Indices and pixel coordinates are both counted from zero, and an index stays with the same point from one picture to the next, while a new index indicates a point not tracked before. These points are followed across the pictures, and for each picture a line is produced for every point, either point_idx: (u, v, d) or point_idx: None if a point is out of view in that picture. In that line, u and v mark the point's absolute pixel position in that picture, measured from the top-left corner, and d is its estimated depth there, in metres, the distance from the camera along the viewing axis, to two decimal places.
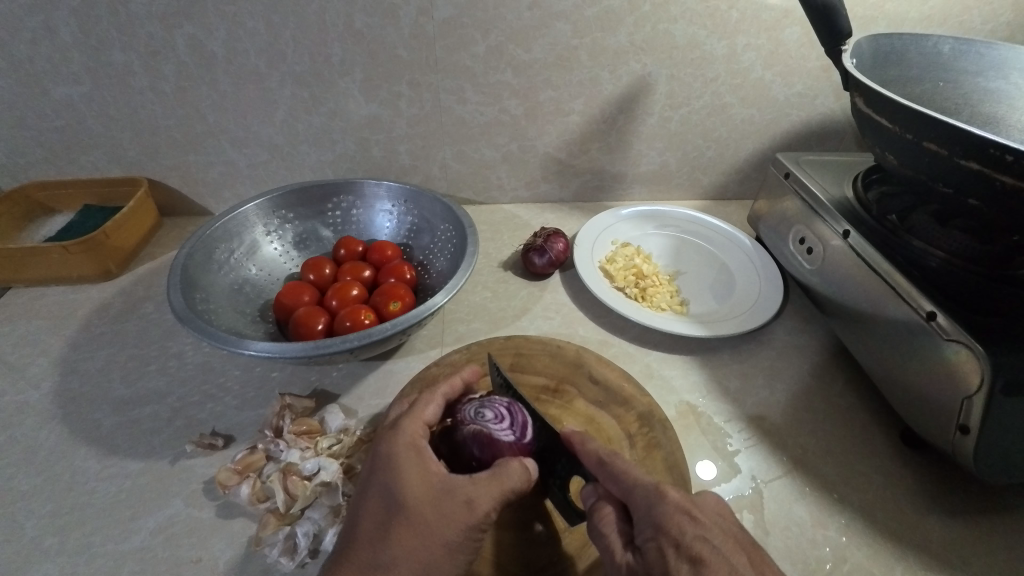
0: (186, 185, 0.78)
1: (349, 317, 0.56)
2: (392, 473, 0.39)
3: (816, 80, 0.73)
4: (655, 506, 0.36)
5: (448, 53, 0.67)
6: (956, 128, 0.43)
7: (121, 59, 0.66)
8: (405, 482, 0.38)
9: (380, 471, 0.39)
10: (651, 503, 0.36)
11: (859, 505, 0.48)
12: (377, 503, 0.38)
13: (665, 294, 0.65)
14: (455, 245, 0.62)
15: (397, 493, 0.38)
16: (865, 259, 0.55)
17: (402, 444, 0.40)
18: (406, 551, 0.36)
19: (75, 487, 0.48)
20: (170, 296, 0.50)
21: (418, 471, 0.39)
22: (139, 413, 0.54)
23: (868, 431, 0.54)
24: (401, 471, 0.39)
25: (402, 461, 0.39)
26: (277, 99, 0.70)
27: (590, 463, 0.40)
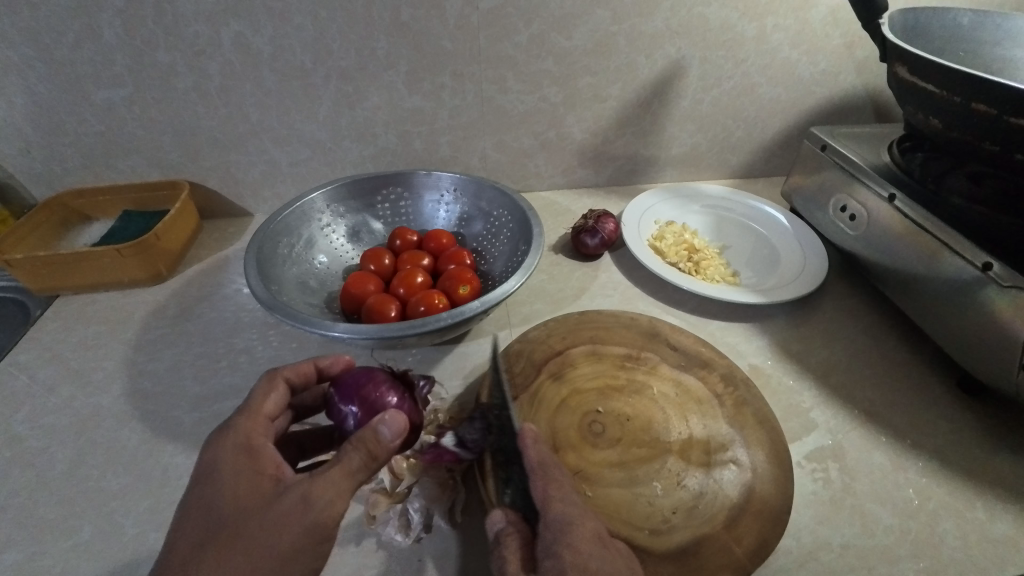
0: (226, 186, 0.78)
1: (422, 301, 0.57)
2: (211, 476, 0.37)
3: (840, 57, 0.76)
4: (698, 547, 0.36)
5: (491, 43, 0.68)
6: (1007, 88, 0.46)
7: (165, 60, 0.66)
8: (228, 477, 0.37)
9: (214, 469, 0.37)
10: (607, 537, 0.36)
11: (933, 449, 0.50)
12: (197, 504, 0.36)
13: (717, 267, 0.67)
14: (514, 229, 0.64)
15: (222, 504, 0.36)
16: (913, 220, 0.58)
17: (222, 445, 0.39)
18: (239, 556, 0.34)
19: (169, 483, 0.48)
20: (251, 286, 0.50)
21: (238, 466, 0.37)
22: (220, 408, 0.53)
23: (928, 382, 0.56)
24: (217, 466, 0.37)
25: (212, 460, 0.38)
26: (321, 95, 0.71)
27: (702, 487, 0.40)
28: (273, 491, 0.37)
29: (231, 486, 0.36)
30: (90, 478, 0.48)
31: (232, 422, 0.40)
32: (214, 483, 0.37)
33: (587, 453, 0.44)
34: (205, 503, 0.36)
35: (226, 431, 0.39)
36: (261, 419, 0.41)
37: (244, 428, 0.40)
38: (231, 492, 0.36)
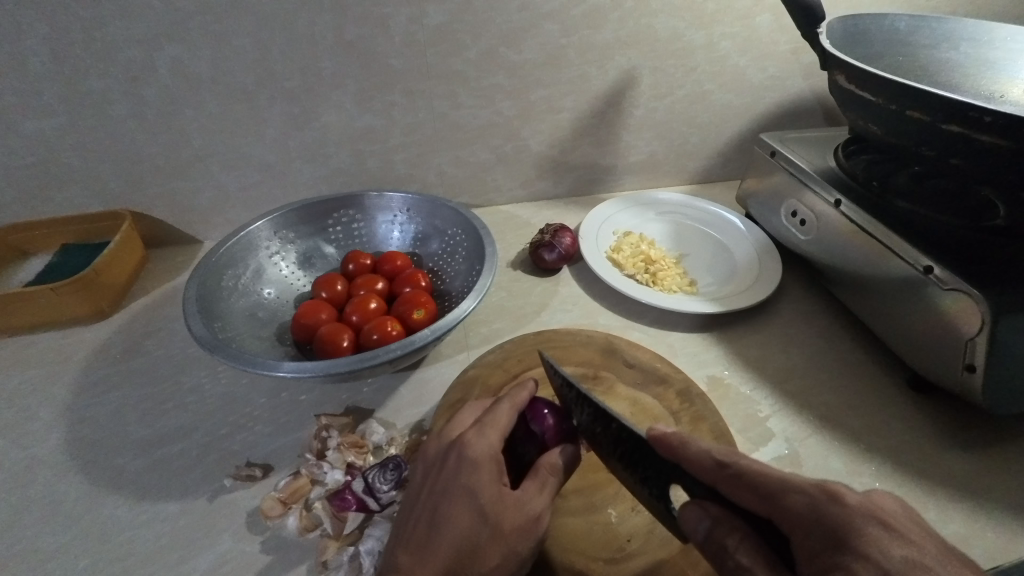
0: (173, 213, 0.75)
1: (376, 329, 0.55)
2: (443, 478, 0.38)
3: (788, 62, 0.77)
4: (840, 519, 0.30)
5: (440, 59, 0.67)
6: (938, 96, 0.47)
7: (99, 87, 0.63)
8: (478, 483, 0.37)
9: (456, 472, 0.37)
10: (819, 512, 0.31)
11: (888, 452, 0.51)
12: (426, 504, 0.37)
13: (675, 277, 0.67)
14: (469, 248, 0.63)
15: (462, 524, 0.36)
16: (859, 224, 0.59)
17: (460, 450, 0.38)
18: None
19: (112, 537, 0.45)
20: (191, 324, 0.48)
21: (493, 476, 0.37)
22: (166, 453, 0.51)
23: (881, 383, 0.57)
24: (456, 471, 0.37)
25: (462, 466, 0.38)
26: (267, 117, 0.68)
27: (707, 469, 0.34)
28: (508, 498, 0.37)
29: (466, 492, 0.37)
30: (25, 538, 0.46)
31: (483, 427, 0.39)
32: (451, 487, 0.37)
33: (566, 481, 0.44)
34: (432, 505, 0.37)
35: (478, 436, 0.39)
36: (500, 423, 0.40)
37: (488, 437, 0.39)
38: (473, 499, 0.36)
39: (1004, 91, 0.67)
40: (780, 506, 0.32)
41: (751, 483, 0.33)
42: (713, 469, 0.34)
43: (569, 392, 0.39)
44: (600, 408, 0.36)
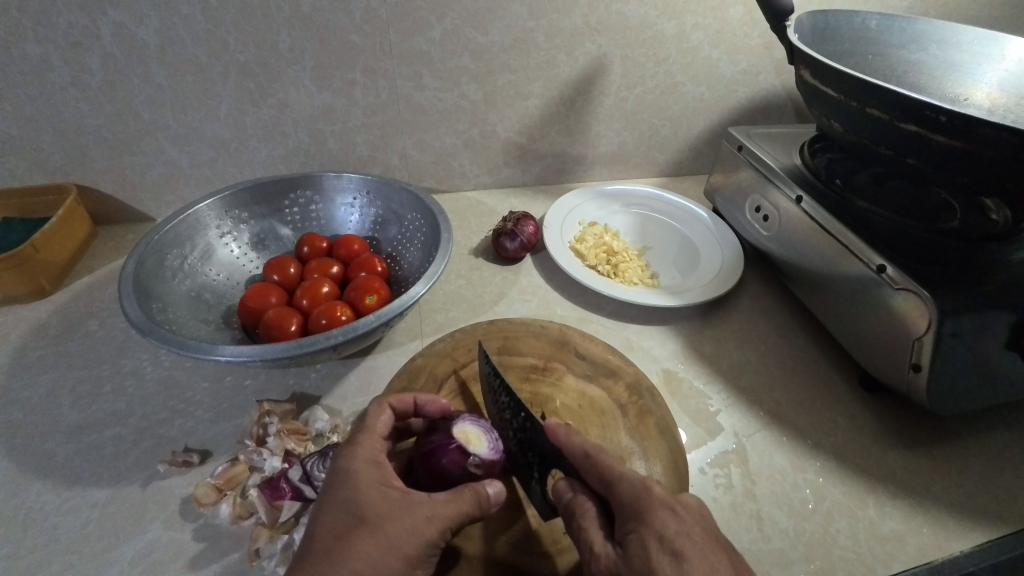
0: (122, 188, 0.72)
1: (325, 315, 0.54)
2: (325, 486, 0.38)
3: (758, 57, 0.76)
4: (642, 500, 0.34)
5: (403, 38, 0.65)
6: (897, 94, 0.47)
7: (36, 51, 0.59)
8: (349, 489, 0.36)
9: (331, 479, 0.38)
10: (638, 496, 0.35)
11: (832, 448, 0.51)
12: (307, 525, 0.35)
13: (636, 269, 0.67)
14: (426, 234, 0.61)
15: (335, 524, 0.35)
16: (818, 222, 0.59)
17: (337, 472, 0.37)
18: None
19: (34, 526, 0.43)
20: (125, 306, 0.46)
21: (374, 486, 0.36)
22: (99, 438, 0.49)
23: (831, 380, 0.58)
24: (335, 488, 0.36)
25: (342, 483, 0.36)
26: (220, 91, 0.66)
27: (575, 454, 0.38)
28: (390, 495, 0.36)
29: (347, 510, 0.35)
30: None
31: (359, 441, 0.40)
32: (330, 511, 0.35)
33: None
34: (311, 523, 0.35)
35: (356, 453, 0.39)
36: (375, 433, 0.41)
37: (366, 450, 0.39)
38: (345, 505, 0.36)
39: (968, 93, 0.68)
40: (616, 488, 0.36)
41: (601, 472, 0.37)
42: (579, 456, 0.38)
43: (493, 379, 0.45)
44: (513, 397, 0.42)
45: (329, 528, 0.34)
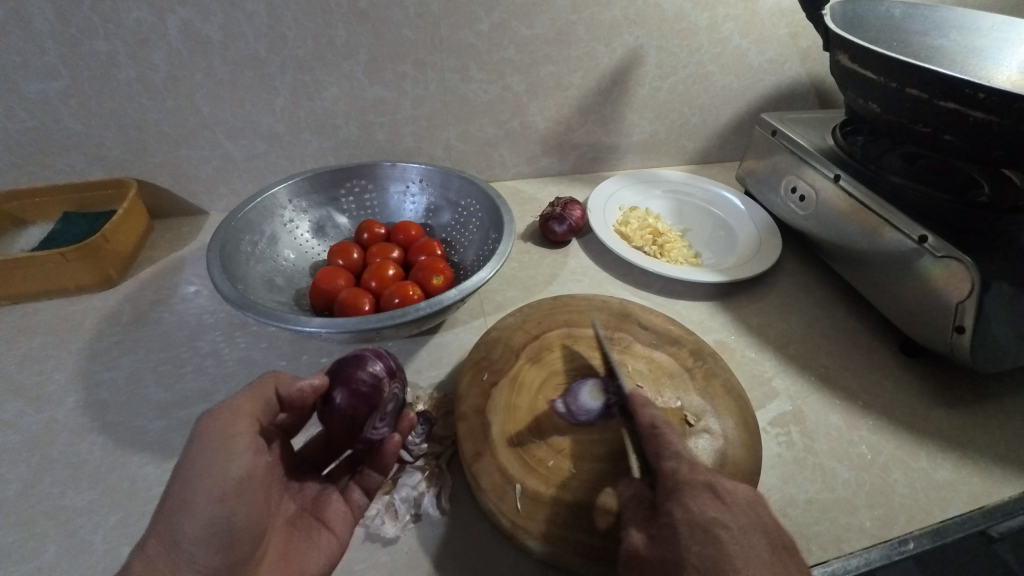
0: (177, 183, 0.74)
1: (397, 294, 0.56)
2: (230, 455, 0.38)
3: (785, 46, 0.80)
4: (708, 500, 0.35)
5: (453, 31, 0.68)
6: (937, 74, 0.50)
7: (105, 48, 0.61)
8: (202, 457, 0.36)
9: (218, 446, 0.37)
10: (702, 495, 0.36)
11: (881, 408, 0.54)
12: (159, 536, 0.34)
13: (680, 249, 0.70)
14: (484, 219, 0.64)
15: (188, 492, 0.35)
16: (857, 199, 0.62)
17: (206, 480, 0.34)
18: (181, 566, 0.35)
19: (141, 494, 0.46)
20: (217, 285, 0.49)
21: (243, 488, 0.35)
22: (188, 414, 0.52)
23: (873, 347, 0.61)
24: (198, 495, 0.33)
25: (180, 501, 0.34)
26: (277, 85, 0.68)
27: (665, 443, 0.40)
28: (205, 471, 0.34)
29: (219, 524, 0.34)
30: (48, 497, 0.46)
31: (233, 438, 0.35)
32: (192, 528, 0.33)
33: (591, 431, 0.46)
34: (172, 532, 0.33)
35: (224, 455, 0.35)
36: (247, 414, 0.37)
37: (240, 448, 0.35)
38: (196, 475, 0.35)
39: (990, 76, 0.72)
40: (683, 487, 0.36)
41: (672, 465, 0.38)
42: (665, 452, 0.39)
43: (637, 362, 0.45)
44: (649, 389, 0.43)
45: (195, 553, 0.34)
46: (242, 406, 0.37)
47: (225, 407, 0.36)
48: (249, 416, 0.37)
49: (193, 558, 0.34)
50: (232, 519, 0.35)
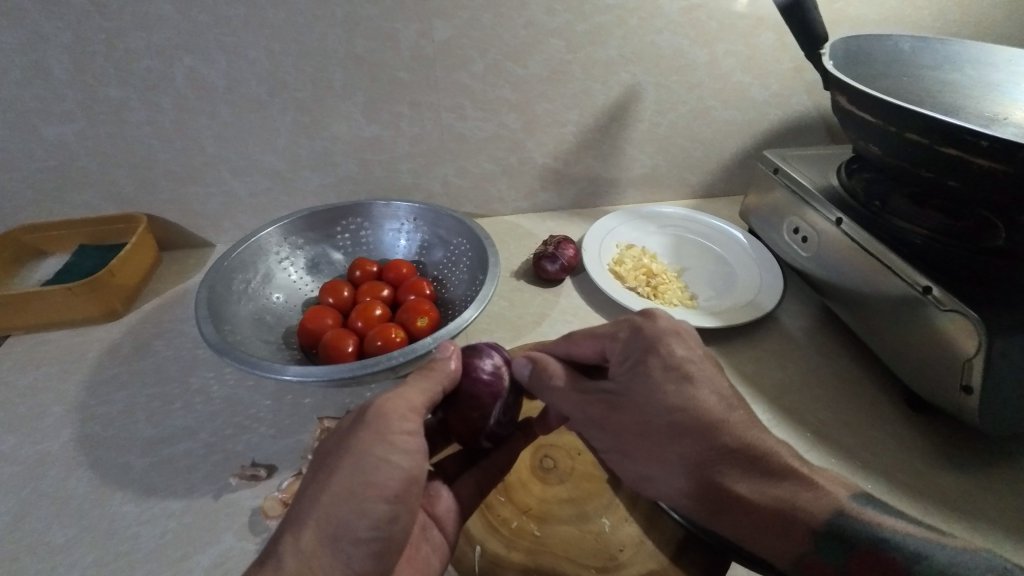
0: (185, 218, 0.77)
1: (380, 336, 0.57)
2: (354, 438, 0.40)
3: (790, 80, 0.78)
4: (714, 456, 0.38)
5: (448, 73, 0.69)
6: (936, 119, 0.48)
7: (117, 94, 0.65)
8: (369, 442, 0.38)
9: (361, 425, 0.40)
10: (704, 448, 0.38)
11: (881, 468, 0.51)
12: (324, 524, 0.36)
13: (675, 290, 0.68)
14: (473, 259, 0.64)
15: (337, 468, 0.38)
16: (858, 243, 0.59)
17: (384, 471, 0.37)
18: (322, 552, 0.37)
19: (117, 534, 0.47)
20: (202, 329, 0.50)
21: (411, 480, 0.38)
22: (172, 452, 0.53)
23: (877, 400, 0.58)
24: (373, 484, 0.37)
25: (359, 484, 0.36)
26: (278, 126, 0.70)
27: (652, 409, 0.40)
28: (377, 458, 0.37)
29: (380, 524, 0.37)
30: (32, 533, 0.47)
31: (405, 432, 0.39)
32: (364, 519, 0.36)
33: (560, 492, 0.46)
34: (338, 521, 0.36)
35: (395, 448, 0.38)
36: (414, 410, 0.40)
37: (413, 441, 0.39)
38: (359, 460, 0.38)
39: (1007, 112, 0.67)
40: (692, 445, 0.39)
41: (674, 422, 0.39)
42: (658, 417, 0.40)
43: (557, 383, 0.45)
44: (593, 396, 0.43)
45: (355, 550, 0.36)
46: (411, 401, 0.40)
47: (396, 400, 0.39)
48: (415, 414, 0.40)
49: (351, 557, 0.36)
50: (397, 516, 0.38)
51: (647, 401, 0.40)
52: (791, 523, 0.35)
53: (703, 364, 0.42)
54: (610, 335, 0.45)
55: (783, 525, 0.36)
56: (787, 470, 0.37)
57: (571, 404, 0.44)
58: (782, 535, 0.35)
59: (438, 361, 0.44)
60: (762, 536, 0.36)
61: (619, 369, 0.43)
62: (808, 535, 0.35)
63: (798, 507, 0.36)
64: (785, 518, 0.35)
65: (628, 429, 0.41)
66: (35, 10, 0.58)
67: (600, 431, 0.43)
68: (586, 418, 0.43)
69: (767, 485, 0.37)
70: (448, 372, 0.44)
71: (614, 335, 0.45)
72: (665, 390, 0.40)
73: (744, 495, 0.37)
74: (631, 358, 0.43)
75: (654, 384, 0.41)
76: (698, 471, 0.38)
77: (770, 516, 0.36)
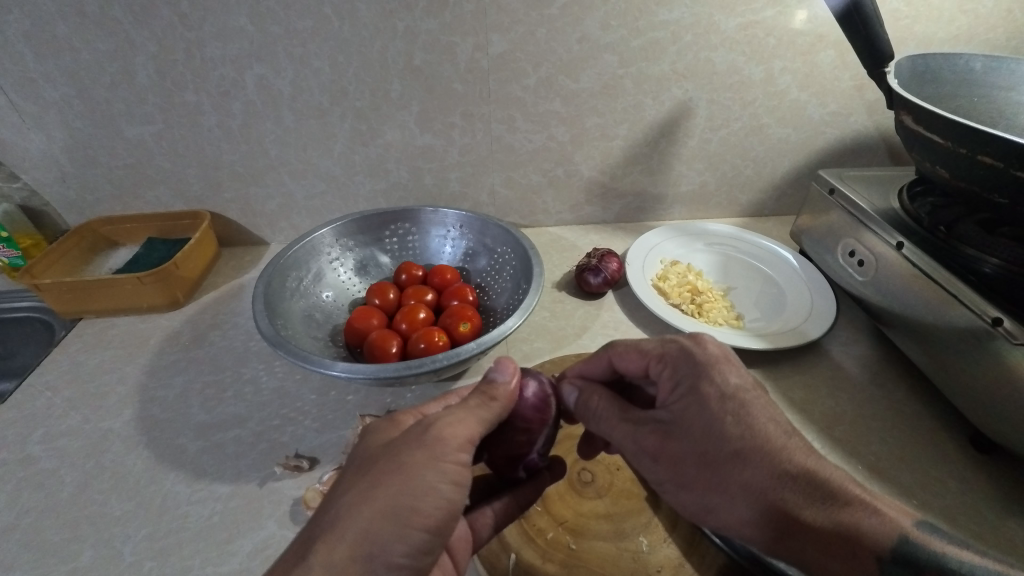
0: (245, 217, 0.82)
1: (423, 339, 0.58)
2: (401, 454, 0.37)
3: (850, 99, 0.75)
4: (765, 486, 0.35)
5: (501, 85, 0.71)
6: (1014, 142, 0.45)
7: (193, 99, 0.70)
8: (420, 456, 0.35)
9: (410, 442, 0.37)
10: (763, 474, 0.36)
11: (941, 510, 0.48)
12: (359, 541, 0.32)
13: (721, 309, 0.67)
14: (517, 268, 0.65)
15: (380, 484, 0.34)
16: (921, 268, 0.56)
17: (433, 496, 0.35)
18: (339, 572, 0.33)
19: (169, 512, 0.49)
20: (257, 322, 0.52)
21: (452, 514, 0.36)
22: (223, 438, 0.55)
23: (937, 437, 0.55)
24: (421, 506, 0.34)
25: (404, 501, 0.34)
26: (336, 132, 0.74)
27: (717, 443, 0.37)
28: (430, 476, 0.35)
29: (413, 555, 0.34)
30: (94, 504, 0.50)
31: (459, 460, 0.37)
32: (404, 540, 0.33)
33: (596, 507, 0.46)
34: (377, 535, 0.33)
35: (449, 477, 0.36)
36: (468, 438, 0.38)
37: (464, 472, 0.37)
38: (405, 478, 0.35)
39: None
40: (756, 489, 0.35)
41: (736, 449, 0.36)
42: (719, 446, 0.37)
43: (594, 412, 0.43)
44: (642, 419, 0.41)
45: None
46: (469, 431, 0.38)
47: (454, 422, 0.38)
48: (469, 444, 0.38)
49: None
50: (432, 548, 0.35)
51: (708, 430, 0.37)
52: (858, 547, 0.33)
53: (754, 391, 0.39)
54: (657, 361, 0.42)
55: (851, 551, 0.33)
56: (850, 495, 0.35)
57: (620, 433, 0.41)
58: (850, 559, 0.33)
59: (496, 379, 0.42)
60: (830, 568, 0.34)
61: (671, 397, 0.41)
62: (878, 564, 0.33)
63: (863, 528, 0.34)
64: (853, 545, 0.33)
65: (687, 460, 0.38)
66: (127, 21, 0.63)
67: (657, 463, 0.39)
68: (640, 448, 0.40)
69: (831, 510, 0.35)
70: (506, 395, 0.41)
71: (660, 357, 0.42)
72: (726, 419, 0.37)
73: (811, 521, 0.34)
74: (682, 384, 0.40)
75: (712, 414, 0.38)
76: (766, 498, 0.35)
77: (838, 543, 0.34)
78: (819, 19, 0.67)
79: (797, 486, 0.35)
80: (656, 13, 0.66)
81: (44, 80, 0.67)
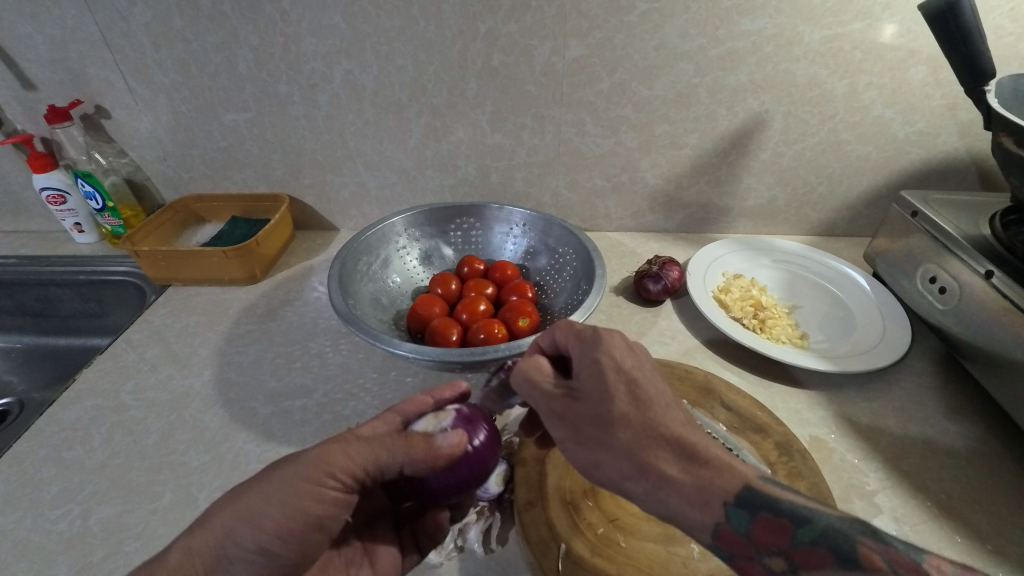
0: (320, 202, 0.87)
1: (483, 330, 0.60)
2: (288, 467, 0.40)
3: (940, 118, 0.71)
4: (619, 422, 0.36)
5: (574, 89, 0.72)
6: None
7: (285, 89, 0.75)
8: (296, 473, 0.38)
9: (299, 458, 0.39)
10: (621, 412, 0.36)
11: (1018, 558, 0.45)
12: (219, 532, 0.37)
13: (784, 327, 0.65)
14: (579, 270, 0.65)
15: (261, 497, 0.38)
16: (1011, 300, 0.53)
17: (273, 522, 0.37)
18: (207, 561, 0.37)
19: (240, 467, 0.53)
20: (333, 299, 0.56)
21: (304, 534, 0.39)
22: (290, 405, 0.59)
23: (1019, 481, 0.51)
24: (266, 526, 0.37)
25: (274, 496, 0.37)
26: (412, 127, 0.77)
27: (584, 396, 0.38)
28: (300, 493, 0.38)
29: (267, 550, 0.38)
30: (175, 452, 0.55)
31: (319, 492, 0.38)
32: (244, 546, 0.37)
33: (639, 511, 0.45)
34: (227, 537, 0.37)
35: (307, 499, 0.38)
36: (343, 484, 0.39)
37: (324, 504, 0.38)
38: (290, 498, 0.37)
39: None
40: (611, 423, 0.36)
41: (598, 400, 0.37)
42: (595, 400, 0.37)
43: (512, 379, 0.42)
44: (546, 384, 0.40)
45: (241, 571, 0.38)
46: (353, 467, 0.39)
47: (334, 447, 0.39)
48: (347, 476, 0.39)
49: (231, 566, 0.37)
50: (281, 553, 0.38)
51: (604, 393, 0.37)
52: (709, 483, 0.34)
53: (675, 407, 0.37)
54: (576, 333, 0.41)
55: (696, 504, 0.34)
56: (709, 456, 0.35)
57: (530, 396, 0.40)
58: (701, 506, 0.33)
59: (437, 443, 0.42)
60: (683, 512, 0.34)
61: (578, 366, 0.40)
62: (727, 504, 0.33)
63: (718, 474, 0.34)
64: (707, 490, 0.34)
65: (580, 415, 0.37)
66: (235, 15, 0.68)
67: (551, 413, 0.38)
68: (537, 401, 0.40)
69: (692, 464, 0.35)
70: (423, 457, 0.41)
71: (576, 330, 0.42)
72: (618, 386, 0.37)
73: (662, 462, 0.35)
74: (588, 355, 0.40)
75: (610, 382, 0.38)
76: (623, 434, 0.36)
77: (687, 481, 0.34)
78: (913, 33, 0.65)
79: (659, 439, 0.35)
80: (737, 22, 0.65)
81: (157, 66, 0.73)
